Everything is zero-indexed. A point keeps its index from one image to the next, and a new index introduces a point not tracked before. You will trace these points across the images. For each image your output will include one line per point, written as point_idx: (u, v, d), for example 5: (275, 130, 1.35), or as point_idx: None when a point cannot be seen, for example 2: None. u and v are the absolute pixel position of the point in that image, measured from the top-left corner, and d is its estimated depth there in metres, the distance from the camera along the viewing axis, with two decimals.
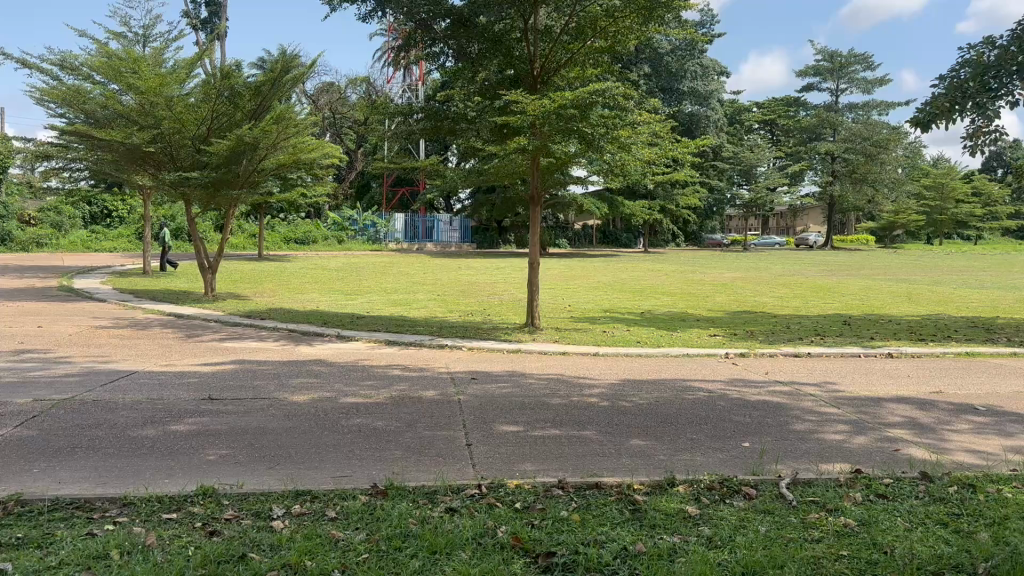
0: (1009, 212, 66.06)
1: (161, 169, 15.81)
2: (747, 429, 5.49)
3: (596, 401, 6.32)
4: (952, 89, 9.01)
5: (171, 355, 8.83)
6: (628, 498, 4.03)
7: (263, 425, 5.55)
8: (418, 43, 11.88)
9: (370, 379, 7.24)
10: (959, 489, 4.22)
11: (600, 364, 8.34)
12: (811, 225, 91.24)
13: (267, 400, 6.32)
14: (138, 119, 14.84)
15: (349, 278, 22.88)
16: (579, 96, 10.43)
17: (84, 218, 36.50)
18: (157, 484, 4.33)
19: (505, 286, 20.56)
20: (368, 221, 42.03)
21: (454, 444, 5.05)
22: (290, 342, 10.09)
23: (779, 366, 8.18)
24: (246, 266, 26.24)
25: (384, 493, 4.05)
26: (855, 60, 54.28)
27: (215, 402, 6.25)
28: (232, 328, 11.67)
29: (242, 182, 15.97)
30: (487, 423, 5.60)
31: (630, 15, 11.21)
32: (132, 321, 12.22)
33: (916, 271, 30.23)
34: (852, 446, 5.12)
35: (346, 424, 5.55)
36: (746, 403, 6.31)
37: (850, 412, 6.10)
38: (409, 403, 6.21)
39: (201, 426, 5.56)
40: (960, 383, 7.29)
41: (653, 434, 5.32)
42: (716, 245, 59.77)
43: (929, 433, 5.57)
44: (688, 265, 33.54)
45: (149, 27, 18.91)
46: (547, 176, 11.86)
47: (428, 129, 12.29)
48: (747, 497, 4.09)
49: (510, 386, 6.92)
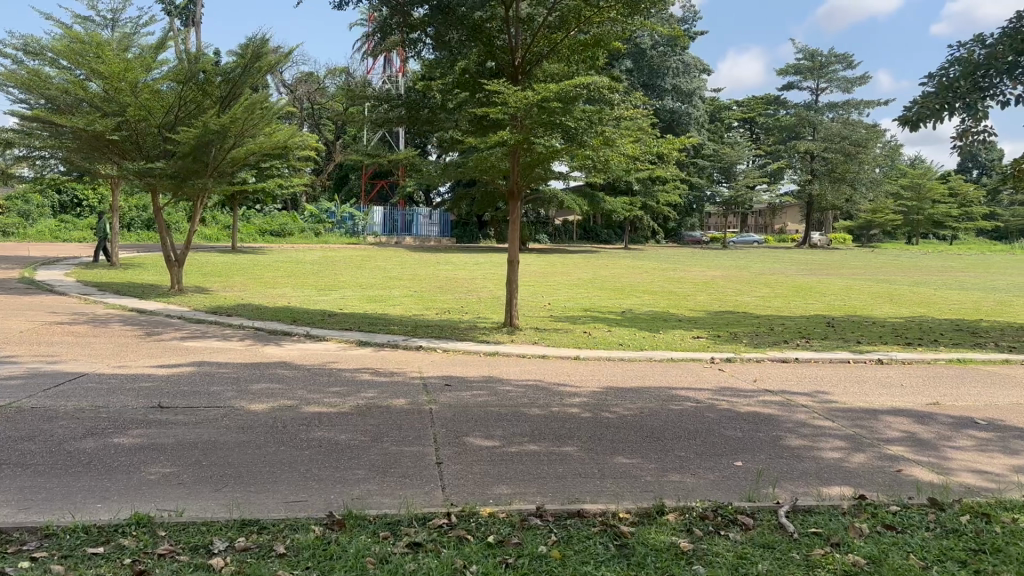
0: (984, 213, 66.74)
1: (125, 158, 15.17)
2: (739, 446, 5.11)
3: (577, 412, 5.92)
4: (944, 89, 9.82)
5: (126, 356, 8.31)
6: (613, 531, 3.62)
7: (215, 439, 5.09)
8: (395, 31, 11.29)
9: (336, 385, 6.80)
10: (972, 519, 3.85)
11: (583, 369, 7.93)
12: (789, 224, 91.87)
13: (222, 409, 5.84)
14: (101, 106, 14.26)
15: (323, 272, 22.31)
16: (563, 89, 10.01)
17: (53, 207, 35.53)
18: (88, 510, 3.86)
19: (483, 283, 20.16)
20: (346, 213, 41.41)
21: (422, 462, 4.63)
22: (257, 342, 9.59)
23: (766, 373, 7.82)
24: (220, 258, 25.63)
25: (341, 524, 3.62)
26: (835, 59, 54.46)
27: (165, 411, 5.78)
28: (196, 326, 11.11)
29: (211, 173, 15.31)
30: (459, 437, 5.17)
31: (616, 6, 10.81)
32: (91, 317, 11.64)
33: (900, 272, 29.69)
34: (850, 466, 4.76)
35: (306, 437, 5.11)
36: (737, 415, 5.93)
37: (847, 426, 5.74)
38: (376, 413, 5.75)
39: (147, 438, 5.10)
40: (956, 393, 6.97)
41: (639, 450, 4.92)
42: (695, 242, 59.76)
43: (931, 450, 5.20)
44: (668, 262, 33.26)
45: (118, 11, 18.22)
46: (528, 171, 11.44)
47: (405, 119, 12.00)
48: (744, 529, 3.70)
49: (486, 394, 6.50)
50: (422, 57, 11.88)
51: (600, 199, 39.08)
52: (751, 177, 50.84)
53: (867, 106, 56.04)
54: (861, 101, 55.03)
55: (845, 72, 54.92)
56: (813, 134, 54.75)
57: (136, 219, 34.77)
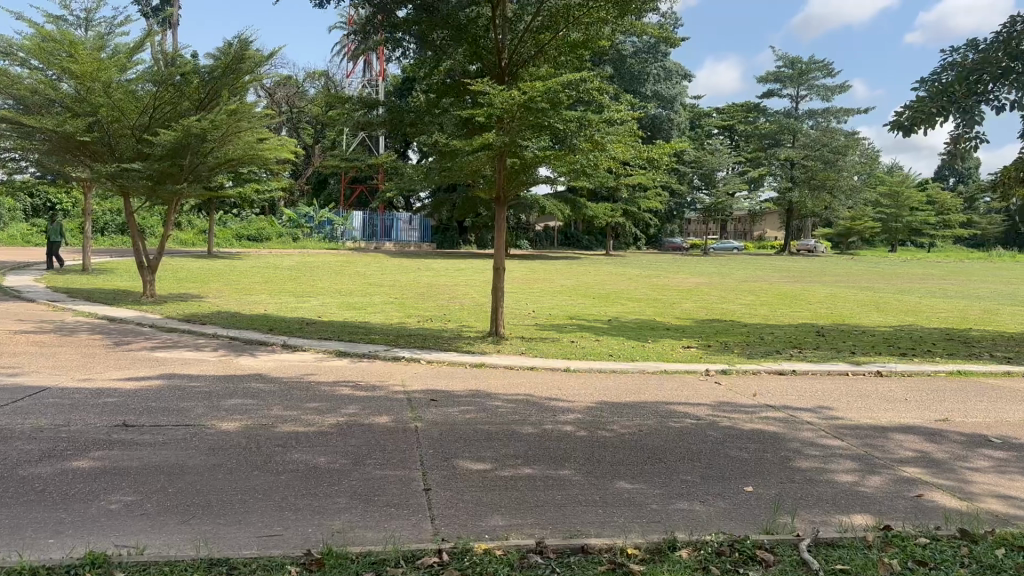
0: (960, 220, 67.60)
1: (97, 160, 14.63)
2: (747, 469, 4.79)
3: (572, 430, 5.57)
4: (939, 93, 9.69)
5: (92, 367, 7.86)
6: (622, 571, 3.26)
7: (182, 462, 4.69)
8: (378, 30, 10.95)
9: (315, 400, 6.39)
10: (1008, 553, 3.54)
11: (575, 382, 7.60)
12: (768, 232, 92.76)
13: (191, 428, 5.44)
14: (73, 107, 13.74)
15: (301, 278, 21.84)
16: (552, 88, 9.70)
17: (25, 210, 34.71)
18: (39, 548, 3.46)
19: (467, 290, 19.81)
20: (325, 218, 40.77)
21: (408, 488, 4.25)
22: (232, 352, 9.15)
23: (764, 385, 7.54)
24: (195, 263, 25.02)
25: (319, 564, 3.25)
26: (814, 67, 54.77)
27: (130, 430, 5.36)
28: (168, 335, 10.64)
29: (187, 176, 14.81)
30: (448, 459, 4.80)
31: (605, 6, 10.54)
32: (58, 325, 11.13)
33: (883, 280, 29.76)
34: (868, 492, 4.46)
35: (282, 460, 4.72)
36: (740, 434, 5.61)
37: (857, 445, 5.44)
38: (357, 433, 5.36)
39: (109, 462, 4.68)
40: (962, 408, 6.70)
41: (642, 474, 4.58)
42: (675, 248, 59.68)
43: (948, 472, 4.91)
44: (652, 269, 33.10)
45: (92, 11, 17.69)
46: (513, 177, 11.03)
47: (387, 123, 11.56)
48: (766, 566, 3.37)
49: (475, 411, 6.13)
50: (406, 59, 11.49)
51: (583, 205, 38.75)
52: (731, 183, 51.01)
53: (845, 115, 56.49)
54: (841, 109, 55.42)
55: (824, 80, 55.35)
56: (793, 141, 55.05)
57: (110, 223, 34.12)
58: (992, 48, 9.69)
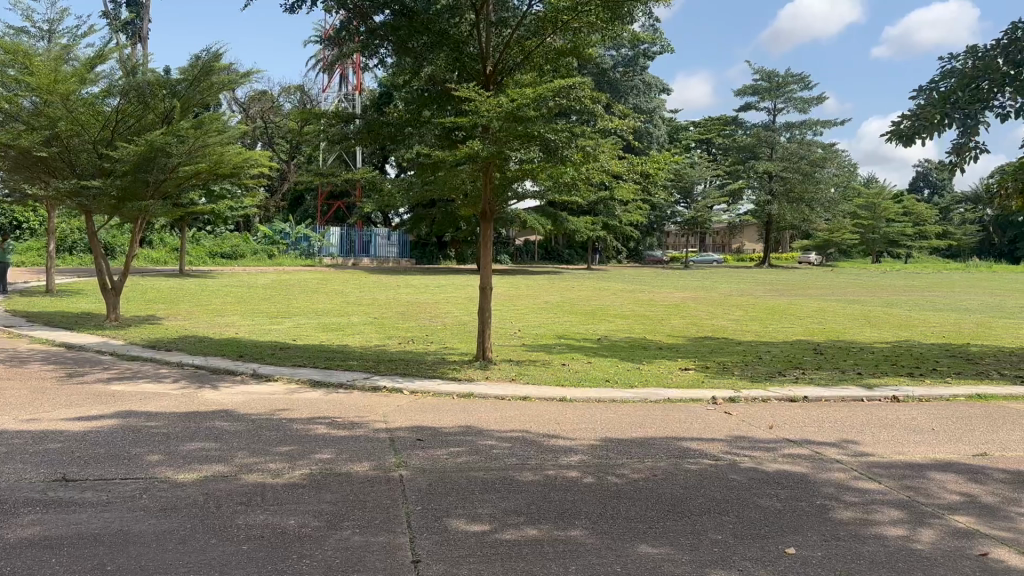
0: (936, 231, 68.03)
1: (57, 178, 13.75)
2: (782, 522, 4.18)
3: (578, 476, 4.94)
4: (939, 101, 9.27)
5: (38, 406, 7.07)
6: None
7: (125, 529, 3.99)
8: (354, 36, 10.34)
9: (287, 443, 5.70)
10: None
11: (573, 414, 6.97)
12: (747, 244, 93.24)
13: (140, 482, 4.72)
14: (28, 121, 12.81)
15: (276, 298, 21.03)
16: (540, 95, 9.08)
17: None
18: None
19: (448, 308, 19.14)
20: (301, 234, 39.73)
21: (394, 561, 3.58)
22: (195, 384, 8.41)
23: (777, 416, 6.94)
24: (164, 283, 24.09)
25: None
26: (792, 79, 54.77)
27: (70, 486, 4.64)
28: (129, 364, 9.85)
29: (151, 193, 14.01)
30: (439, 518, 4.14)
31: (595, 10, 9.91)
32: (9, 355, 10.30)
33: (868, 292, 29.54)
34: (921, 549, 3.89)
35: (245, 524, 4.04)
36: (765, 477, 5.01)
37: (896, 489, 4.86)
38: (335, 485, 4.69)
39: (39, 529, 3.97)
40: (995, 439, 6.15)
41: (666, 534, 3.95)
42: (656, 261, 59.53)
43: (1004, 520, 4.34)
44: (635, 283, 32.55)
45: (55, 22, 16.85)
46: (500, 191, 10.33)
47: (365, 137, 10.79)
48: None
49: (467, 453, 5.46)
50: (384, 68, 10.80)
51: (564, 219, 38.24)
52: (710, 197, 50.94)
53: (822, 126, 56.64)
54: (818, 121, 55.53)
55: (801, 92, 55.45)
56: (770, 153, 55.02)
57: (77, 242, 33.19)
58: (991, 53, 9.12)
